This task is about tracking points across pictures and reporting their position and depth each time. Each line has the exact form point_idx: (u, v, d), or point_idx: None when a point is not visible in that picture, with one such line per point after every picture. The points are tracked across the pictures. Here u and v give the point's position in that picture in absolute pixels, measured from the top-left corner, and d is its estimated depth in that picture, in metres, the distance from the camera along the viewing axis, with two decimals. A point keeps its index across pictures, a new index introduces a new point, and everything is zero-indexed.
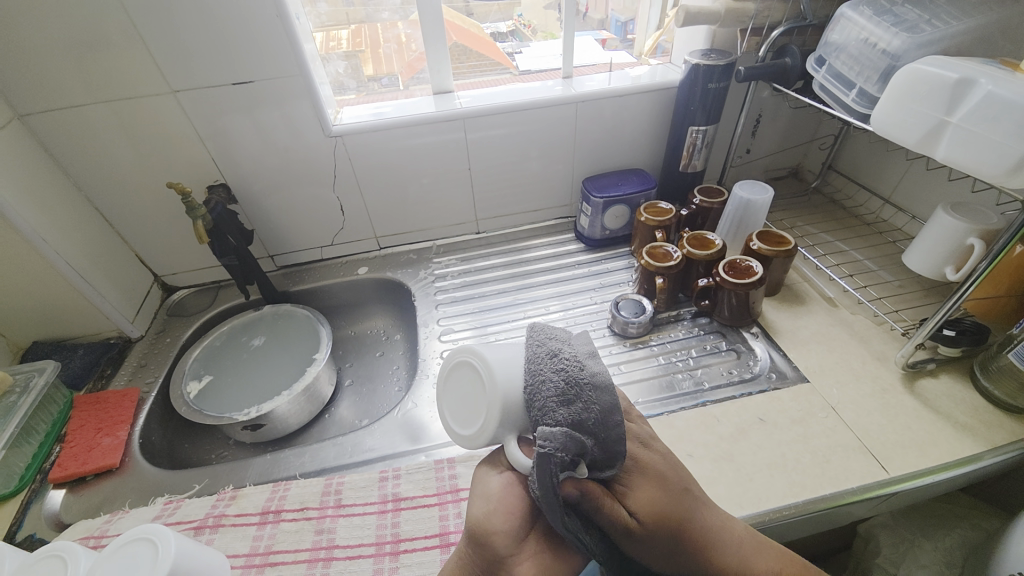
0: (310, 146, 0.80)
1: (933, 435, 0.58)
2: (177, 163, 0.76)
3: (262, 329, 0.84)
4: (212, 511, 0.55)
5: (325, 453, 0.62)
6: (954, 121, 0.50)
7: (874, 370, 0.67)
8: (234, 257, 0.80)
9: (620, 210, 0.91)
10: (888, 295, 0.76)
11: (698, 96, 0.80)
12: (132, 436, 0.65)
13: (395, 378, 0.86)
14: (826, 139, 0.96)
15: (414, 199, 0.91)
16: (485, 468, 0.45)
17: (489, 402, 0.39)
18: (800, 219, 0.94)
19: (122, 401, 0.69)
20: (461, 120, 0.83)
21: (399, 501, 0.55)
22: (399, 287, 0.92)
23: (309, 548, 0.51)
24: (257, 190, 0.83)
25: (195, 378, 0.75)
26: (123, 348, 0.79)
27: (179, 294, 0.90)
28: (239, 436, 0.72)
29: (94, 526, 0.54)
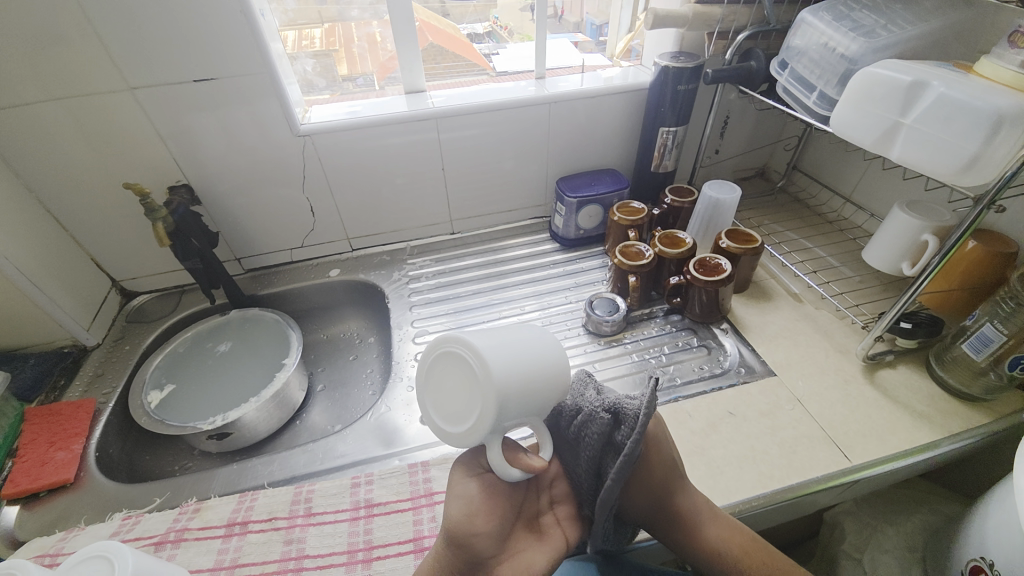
0: (278, 146, 0.77)
1: (893, 424, 0.61)
2: (136, 163, 0.73)
3: (228, 334, 0.81)
4: (173, 526, 0.52)
5: (295, 460, 0.60)
6: (907, 122, 0.53)
7: (838, 362, 0.69)
8: (198, 261, 0.77)
9: (594, 210, 0.92)
10: (849, 290, 0.79)
11: (668, 97, 0.82)
12: (88, 449, 0.62)
13: (369, 382, 0.85)
14: (791, 140, 0.99)
15: (387, 200, 0.90)
16: (457, 472, 0.45)
17: (487, 400, 0.39)
18: (766, 217, 0.96)
19: (77, 413, 0.65)
20: (434, 120, 0.82)
21: (372, 508, 0.53)
22: (372, 290, 0.91)
23: (278, 559, 0.50)
24: (222, 191, 0.80)
25: (157, 387, 0.72)
26: (78, 357, 0.75)
27: (139, 299, 0.86)
28: (204, 446, 0.69)
29: (48, 544, 0.51)
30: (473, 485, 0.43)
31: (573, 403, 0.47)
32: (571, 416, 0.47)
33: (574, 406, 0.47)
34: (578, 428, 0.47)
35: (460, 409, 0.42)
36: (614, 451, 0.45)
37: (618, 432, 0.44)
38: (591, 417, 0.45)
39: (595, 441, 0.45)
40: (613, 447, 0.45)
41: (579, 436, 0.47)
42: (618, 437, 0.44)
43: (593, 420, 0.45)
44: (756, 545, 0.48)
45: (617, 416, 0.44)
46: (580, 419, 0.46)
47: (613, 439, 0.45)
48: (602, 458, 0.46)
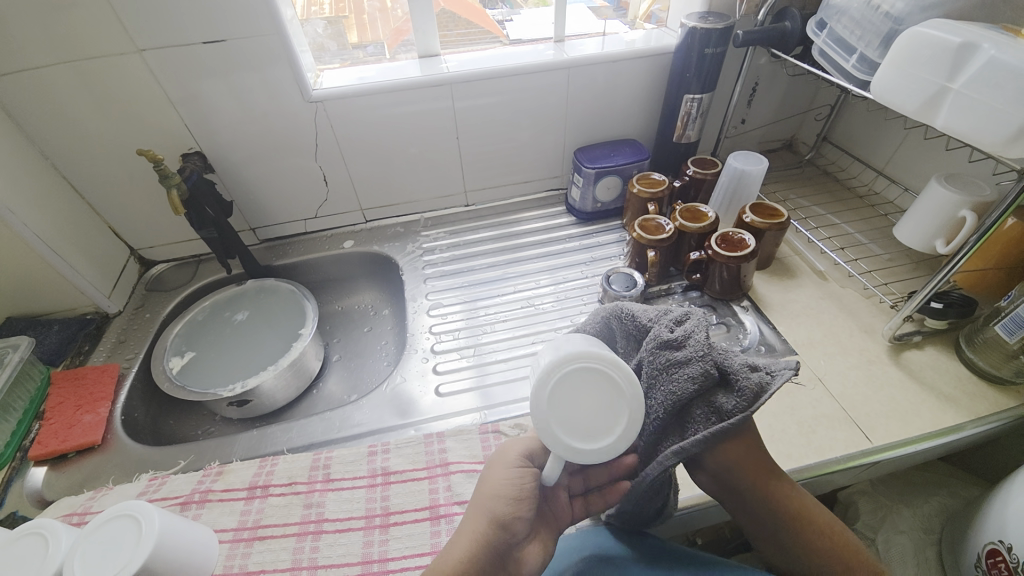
0: (290, 115, 0.76)
1: (917, 406, 0.59)
2: (148, 130, 0.72)
3: (245, 304, 0.82)
4: (198, 487, 0.54)
5: (313, 427, 0.61)
6: (956, 87, 0.49)
7: (861, 342, 0.67)
8: (213, 229, 0.77)
9: (613, 182, 0.89)
10: (878, 268, 0.76)
11: (695, 62, 0.77)
12: (114, 412, 0.64)
13: (384, 354, 0.85)
14: (823, 109, 0.94)
15: (401, 170, 0.88)
16: (500, 459, 0.48)
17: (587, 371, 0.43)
18: (793, 191, 0.93)
19: (101, 377, 0.67)
20: (448, 87, 0.79)
21: (388, 475, 0.54)
22: (386, 262, 0.90)
23: (298, 521, 0.51)
24: (235, 160, 0.79)
25: (177, 354, 0.74)
26: (102, 324, 0.76)
27: (157, 268, 0.87)
28: (225, 412, 0.71)
29: (77, 503, 0.53)
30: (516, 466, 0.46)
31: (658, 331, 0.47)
32: (659, 346, 0.46)
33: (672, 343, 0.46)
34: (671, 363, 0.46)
35: (595, 424, 0.43)
36: (708, 409, 0.44)
37: (719, 396, 0.44)
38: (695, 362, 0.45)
39: (687, 386, 0.44)
40: (707, 403, 0.45)
41: (661, 372, 0.46)
42: (722, 397, 0.44)
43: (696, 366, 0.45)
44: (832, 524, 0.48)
45: (727, 378, 0.44)
46: (674, 356, 0.45)
47: (708, 396, 0.45)
48: (690, 409, 0.45)
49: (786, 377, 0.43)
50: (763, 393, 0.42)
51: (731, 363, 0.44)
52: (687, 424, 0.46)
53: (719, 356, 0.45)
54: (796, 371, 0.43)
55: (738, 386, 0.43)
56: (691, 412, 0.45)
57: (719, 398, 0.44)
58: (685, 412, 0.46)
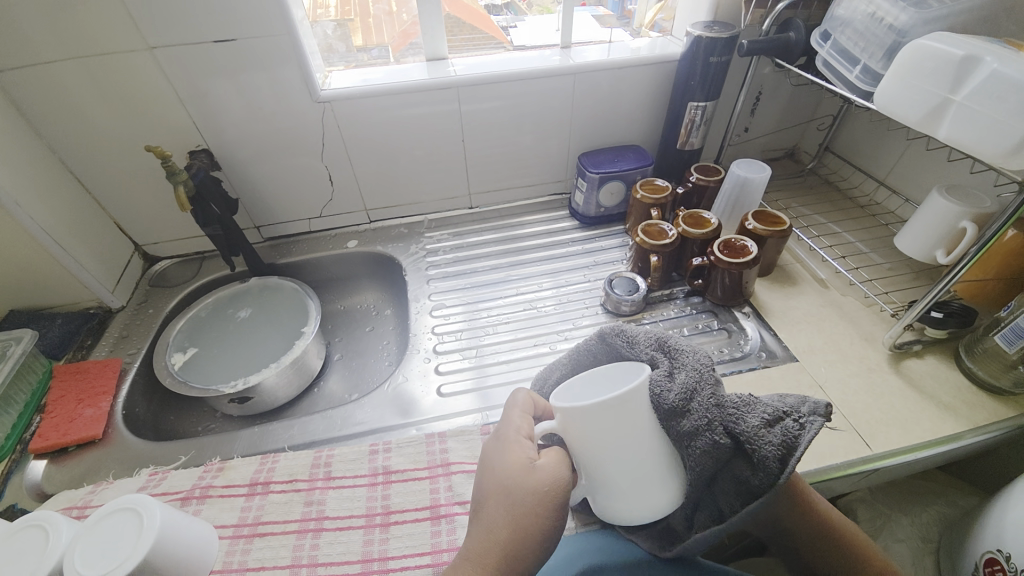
0: (298, 114, 0.76)
1: (916, 414, 0.60)
2: (156, 127, 0.73)
3: (248, 301, 0.82)
4: (198, 482, 0.54)
5: (314, 425, 0.61)
6: (957, 99, 0.49)
7: (862, 350, 0.67)
8: (218, 226, 0.77)
9: (617, 187, 0.89)
10: (879, 277, 0.76)
11: (700, 70, 0.78)
12: (115, 407, 0.64)
13: (386, 354, 0.85)
14: (825, 119, 0.95)
15: (406, 171, 0.89)
16: (548, 487, 0.42)
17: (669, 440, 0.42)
18: (795, 200, 0.94)
19: (103, 371, 0.67)
20: (455, 89, 0.80)
21: (389, 474, 0.54)
22: (389, 262, 0.91)
23: (298, 518, 0.50)
24: (242, 158, 0.80)
25: (179, 350, 0.74)
26: (105, 319, 0.76)
27: (161, 264, 0.87)
28: (226, 409, 0.71)
29: (77, 496, 0.53)
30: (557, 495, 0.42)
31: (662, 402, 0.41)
32: (666, 418, 0.42)
33: (677, 409, 0.41)
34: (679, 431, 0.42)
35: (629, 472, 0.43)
36: (734, 479, 0.42)
37: (742, 465, 0.41)
38: (707, 433, 0.41)
39: (706, 459, 0.41)
40: (733, 474, 0.42)
41: (677, 445, 0.42)
42: (748, 471, 0.40)
43: (709, 436, 0.41)
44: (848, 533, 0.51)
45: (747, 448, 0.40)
46: (683, 424, 0.41)
47: (731, 464, 0.42)
48: (715, 477, 0.43)
49: (816, 431, 0.38)
50: (789, 459, 0.38)
51: (748, 427, 0.40)
52: (716, 493, 0.43)
53: (733, 421, 0.40)
54: (825, 420, 0.39)
55: (761, 453, 0.39)
56: (719, 483, 0.43)
57: (745, 468, 0.41)
58: (712, 480, 0.43)
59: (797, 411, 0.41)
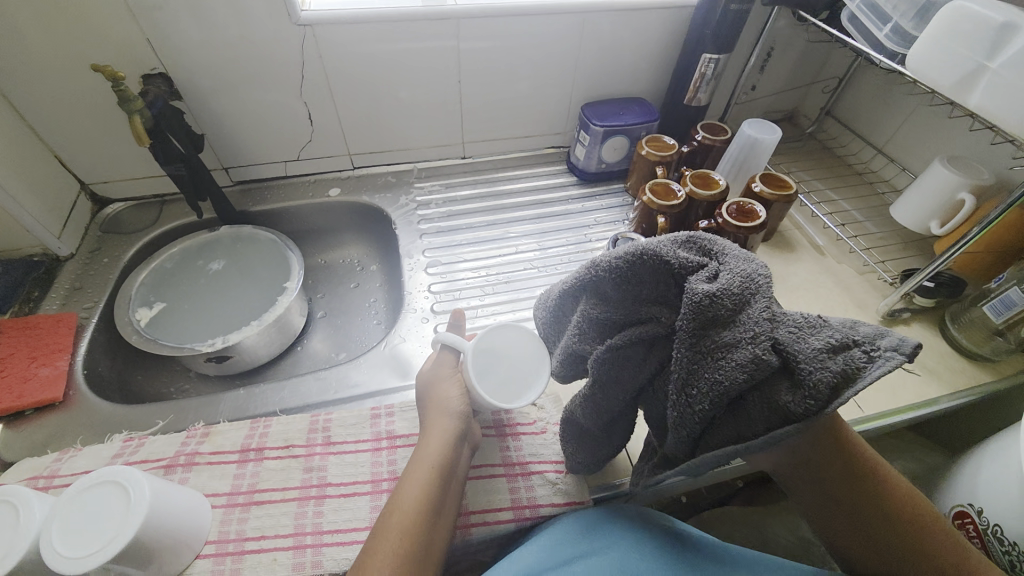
0: (273, 38, 0.67)
1: (905, 378, 0.62)
2: (100, 44, 0.61)
3: (219, 252, 0.74)
4: (182, 449, 0.49)
5: (306, 388, 0.57)
6: (994, 67, 0.46)
7: (855, 317, 0.69)
8: (181, 166, 0.68)
9: (620, 142, 0.85)
10: (875, 245, 0.77)
11: (717, 19, 0.73)
12: (74, 367, 0.57)
13: (373, 312, 0.81)
14: (829, 81, 0.93)
15: (394, 114, 0.81)
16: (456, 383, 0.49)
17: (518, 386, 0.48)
18: (794, 164, 0.93)
19: (57, 327, 0.59)
20: (454, 22, 0.72)
21: (394, 439, 0.51)
22: (376, 214, 0.84)
23: (298, 486, 0.47)
24: (206, 88, 0.69)
25: (145, 304, 0.66)
26: (53, 268, 0.67)
27: (113, 207, 0.77)
28: (202, 368, 0.66)
29: (43, 465, 0.48)
30: (456, 386, 0.49)
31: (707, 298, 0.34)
32: (706, 323, 0.35)
33: (717, 313, 0.34)
34: (714, 343, 0.35)
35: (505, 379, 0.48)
36: (770, 404, 0.35)
37: (780, 386, 0.34)
38: (750, 346, 0.34)
39: (740, 372, 0.34)
40: (768, 395, 0.35)
41: (702, 359, 0.35)
42: (790, 393, 0.34)
43: (751, 348, 0.34)
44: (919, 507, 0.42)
45: (796, 369, 0.33)
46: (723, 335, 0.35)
47: (767, 386, 0.35)
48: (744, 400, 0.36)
49: (892, 368, 0.31)
50: (851, 387, 0.32)
51: (803, 347, 0.33)
52: (737, 417, 0.36)
53: (791, 339, 0.34)
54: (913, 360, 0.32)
55: (809, 375, 0.33)
56: (745, 404, 0.36)
57: (781, 388, 0.34)
58: (738, 401, 0.36)
59: (870, 343, 0.33)
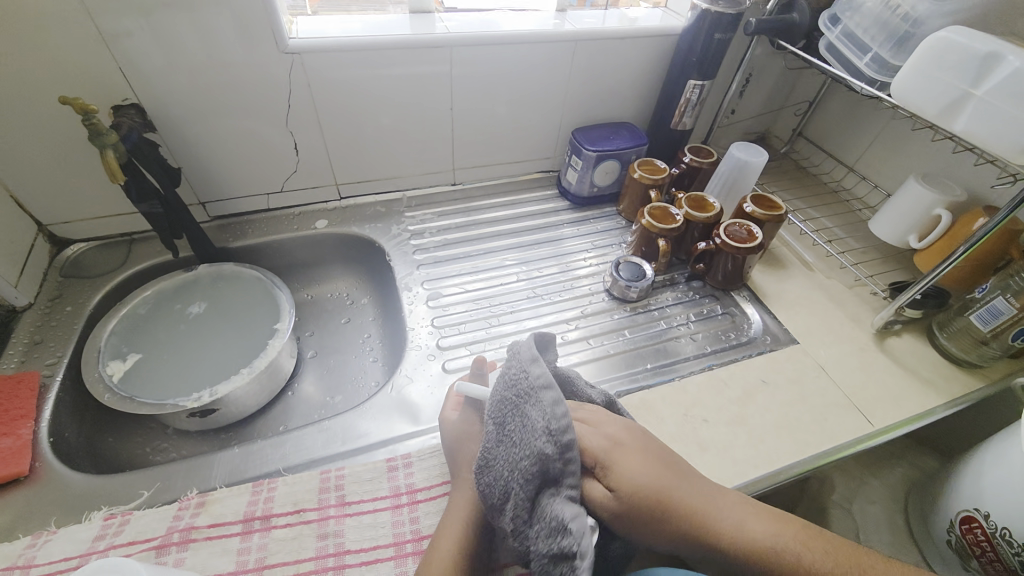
0: (259, 66, 0.63)
1: (905, 390, 0.64)
2: (64, 76, 0.56)
3: (198, 294, 0.69)
4: (176, 524, 0.44)
5: (310, 440, 0.52)
6: (979, 94, 0.49)
7: (851, 330, 0.71)
8: (156, 203, 0.63)
9: (612, 166, 0.86)
10: (861, 259, 0.81)
11: (703, 47, 0.76)
12: (41, 434, 0.51)
13: (368, 350, 0.77)
14: (800, 105, 0.97)
15: (384, 142, 0.79)
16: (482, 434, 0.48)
17: None
18: (774, 183, 0.96)
19: (17, 390, 0.53)
20: (447, 49, 0.71)
21: (414, 494, 0.48)
22: (367, 245, 0.81)
23: (313, 556, 0.43)
24: (183, 119, 0.65)
25: (117, 356, 0.60)
26: (7, 321, 0.60)
27: (74, 249, 0.70)
28: (184, 423, 0.60)
29: (13, 553, 0.42)
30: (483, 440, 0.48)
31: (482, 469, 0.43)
32: (493, 508, 0.42)
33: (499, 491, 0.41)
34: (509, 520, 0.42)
35: None
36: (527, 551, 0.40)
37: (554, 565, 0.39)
38: (507, 505, 0.41)
39: (520, 536, 0.41)
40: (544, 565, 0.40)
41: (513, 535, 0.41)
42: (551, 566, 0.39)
43: (501, 511, 0.41)
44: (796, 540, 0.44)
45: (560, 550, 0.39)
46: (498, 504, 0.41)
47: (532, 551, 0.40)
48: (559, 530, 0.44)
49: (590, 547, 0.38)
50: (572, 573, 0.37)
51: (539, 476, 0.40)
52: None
53: (507, 471, 0.41)
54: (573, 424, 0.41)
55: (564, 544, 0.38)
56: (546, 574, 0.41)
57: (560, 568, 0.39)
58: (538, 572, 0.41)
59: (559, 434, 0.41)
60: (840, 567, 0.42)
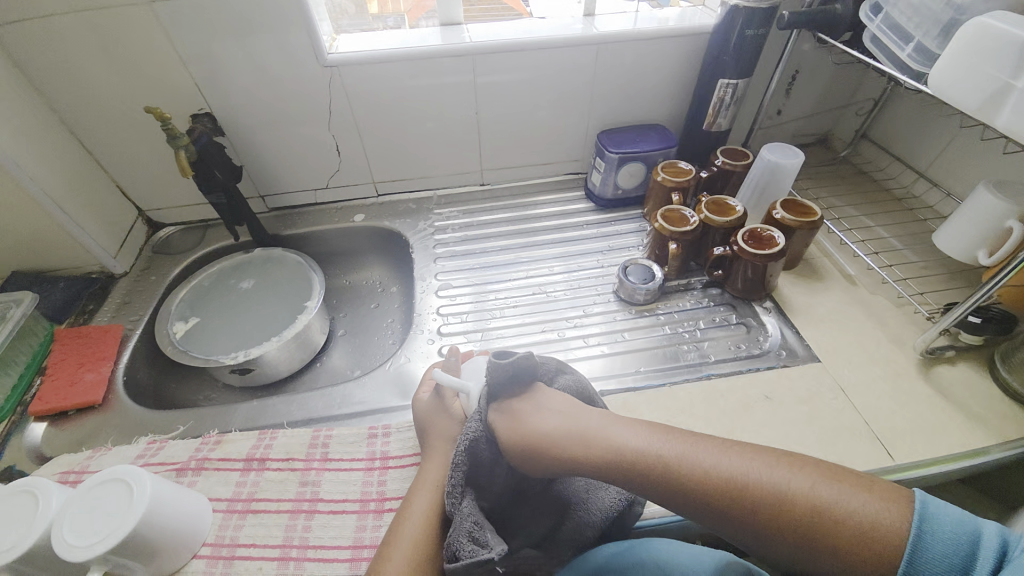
0: (304, 78, 0.73)
1: (944, 423, 0.56)
2: (157, 88, 0.70)
3: (250, 272, 0.80)
4: (195, 454, 0.52)
5: (312, 402, 0.59)
6: (1021, 85, 0.43)
7: (889, 353, 0.63)
8: (221, 195, 0.75)
9: (636, 169, 0.85)
10: (914, 275, 0.71)
11: (733, 45, 0.73)
12: (116, 373, 0.63)
13: (389, 332, 0.83)
14: (865, 103, 0.88)
15: (418, 144, 0.85)
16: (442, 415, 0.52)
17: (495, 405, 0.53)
18: (826, 189, 0.88)
19: (105, 336, 0.66)
20: (470, 58, 0.76)
21: (387, 460, 0.52)
22: (396, 238, 0.88)
23: (292, 499, 0.49)
24: (245, 123, 0.76)
25: (181, 319, 0.72)
26: (107, 283, 0.75)
27: (165, 231, 0.85)
28: (228, 379, 0.70)
29: (76, 461, 0.53)
30: (449, 420, 0.51)
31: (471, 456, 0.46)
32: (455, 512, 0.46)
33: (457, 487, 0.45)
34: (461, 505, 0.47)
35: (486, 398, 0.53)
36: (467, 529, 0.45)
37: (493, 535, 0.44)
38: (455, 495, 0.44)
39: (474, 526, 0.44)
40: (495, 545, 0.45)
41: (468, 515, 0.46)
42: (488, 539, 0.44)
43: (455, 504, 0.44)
44: (701, 460, 0.40)
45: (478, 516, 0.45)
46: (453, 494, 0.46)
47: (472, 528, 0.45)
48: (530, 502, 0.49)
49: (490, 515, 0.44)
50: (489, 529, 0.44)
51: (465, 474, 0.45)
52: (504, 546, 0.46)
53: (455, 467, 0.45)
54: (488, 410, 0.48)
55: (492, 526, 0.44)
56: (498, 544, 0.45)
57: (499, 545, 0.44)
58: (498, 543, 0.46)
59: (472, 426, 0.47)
60: (717, 457, 0.40)
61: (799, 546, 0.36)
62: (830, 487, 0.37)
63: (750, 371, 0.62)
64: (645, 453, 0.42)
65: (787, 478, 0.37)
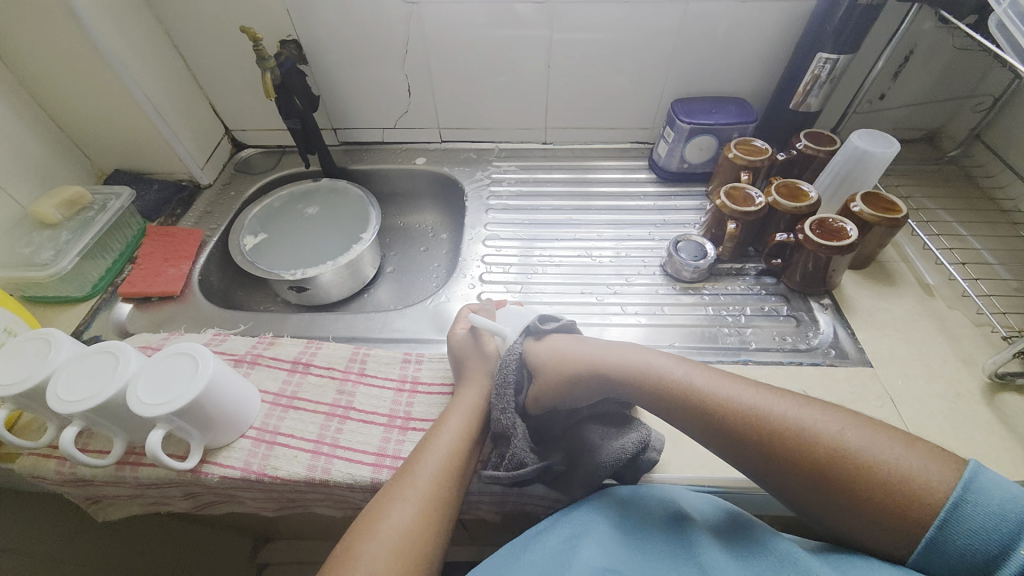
0: (385, 13, 0.74)
1: (999, 452, 0.51)
2: (252, 11, 0.73)
3: (316, 199, 0.85)
4: (251, 350, 0.58)
5: (356, 323, 0.64)
6: None
7: (953, 371, 0.58)
8: (298, 121, 0.79)
9: (706, 142, 0.80)
10: (1001, 293, 0.64)
11: (842, 13, 0.66)
12: (193, 271, 0.71)
13: (434, 275, 0.87)
14: (985, 99, 0.77)
15: (486, 94, 0.85)
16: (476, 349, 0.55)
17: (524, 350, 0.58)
18: (919, 189, 0.80)
19: (187, 239, 0.73)
20: (549, 8, 0.73)
21: (416, 385, 0.56)
22: (453, 185, 0.90)
23: (329, 403, 0.54)
24: (327, 55, 0.79)
25: (252, 233, 0.79)
26: (193, 192, 0.83)
27: (247, 151, 0.92)
28: (286, 293, 0.77)
29: (153, 339, 0.60)
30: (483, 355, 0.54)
31: (512, 376, 0.51)
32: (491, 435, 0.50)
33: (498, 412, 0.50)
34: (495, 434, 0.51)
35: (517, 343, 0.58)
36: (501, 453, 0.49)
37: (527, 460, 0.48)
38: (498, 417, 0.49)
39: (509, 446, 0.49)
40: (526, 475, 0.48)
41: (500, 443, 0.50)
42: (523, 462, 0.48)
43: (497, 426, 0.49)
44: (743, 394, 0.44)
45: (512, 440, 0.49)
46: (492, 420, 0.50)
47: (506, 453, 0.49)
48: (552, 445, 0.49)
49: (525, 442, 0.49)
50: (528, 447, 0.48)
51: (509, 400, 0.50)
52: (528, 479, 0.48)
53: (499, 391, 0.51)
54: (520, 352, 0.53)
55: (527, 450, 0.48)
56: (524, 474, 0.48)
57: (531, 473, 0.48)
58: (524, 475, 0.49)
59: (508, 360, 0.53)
60: (759, 396, 0.44)
61: (820, 476, 0.39)
62: (865, 434, 0.39)
63: (790, 364, 0.60)
64: (690, 382, 0.46)
65: (819, 418, 0.41)
